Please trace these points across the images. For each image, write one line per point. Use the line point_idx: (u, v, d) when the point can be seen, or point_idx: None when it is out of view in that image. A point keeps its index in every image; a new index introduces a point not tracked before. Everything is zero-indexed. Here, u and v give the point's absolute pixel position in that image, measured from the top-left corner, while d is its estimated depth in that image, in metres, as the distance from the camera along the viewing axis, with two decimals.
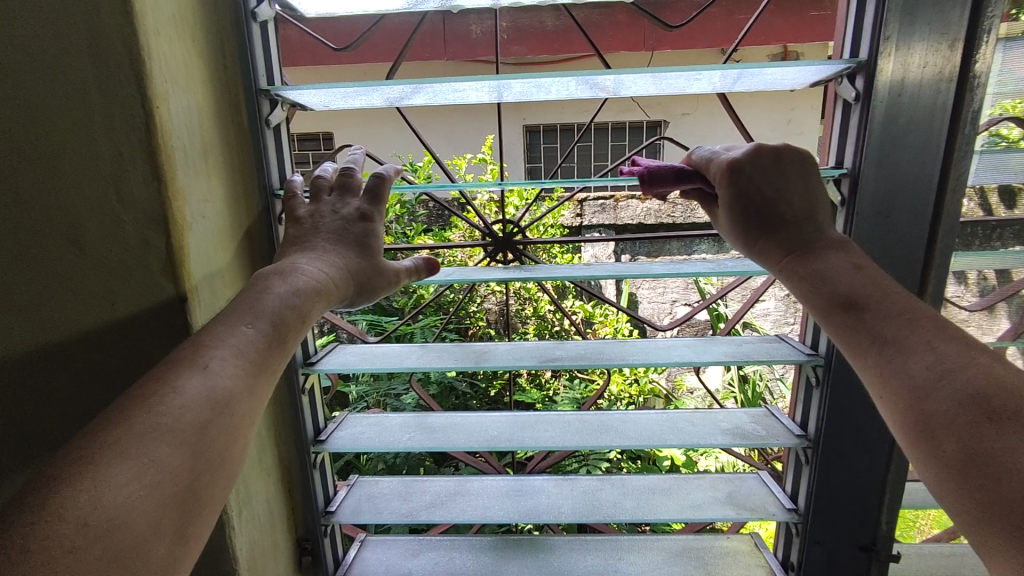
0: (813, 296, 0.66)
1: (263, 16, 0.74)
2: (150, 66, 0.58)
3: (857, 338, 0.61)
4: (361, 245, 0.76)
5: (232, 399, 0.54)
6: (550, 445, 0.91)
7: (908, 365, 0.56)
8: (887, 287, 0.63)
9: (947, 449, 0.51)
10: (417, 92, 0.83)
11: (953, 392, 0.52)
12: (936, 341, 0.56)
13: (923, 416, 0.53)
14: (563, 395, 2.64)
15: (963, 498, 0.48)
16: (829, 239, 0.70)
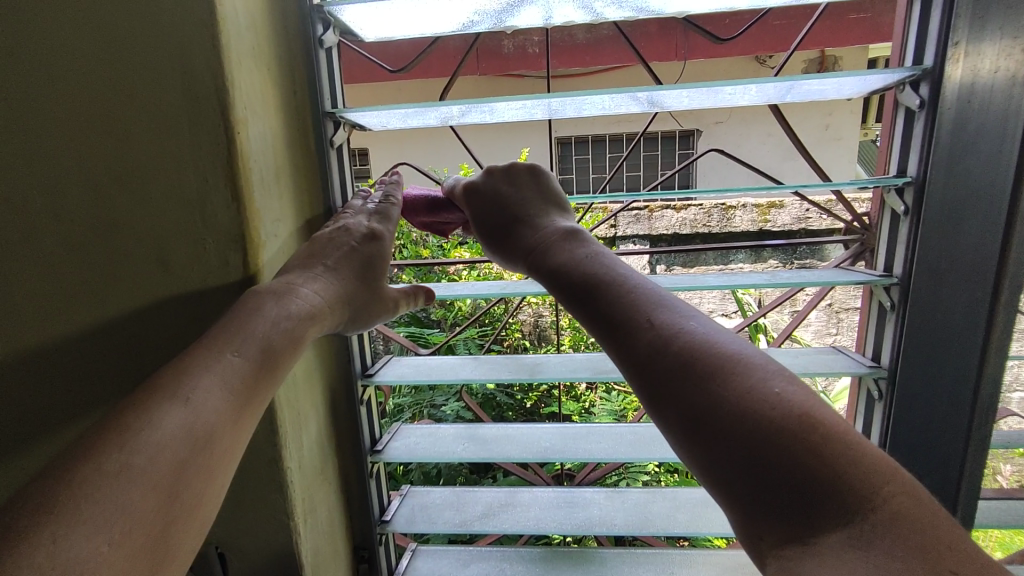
0: (556, 284, 0.68)
1: (327, 43, 0.77)
2: (233, 95, 0.61)
3: (598, 325, 0.60)
4: (364, 269, 0.78)
5: (224, 429, 0.55)
6: (604, 457, 0.91)
7: (635, 343, 0.55)
8: (609, 267, 0.66)
9: (672, 420, 0.51)
10: (473, 111, 0.85)
11: (669, 360, 0.53)
12: (653, 313, 0.57)
13: (650, 388, 0.53)
14: (601, 408, 2.64)
15: (695, 462, 0.49)
16: (555, 232, 0.76)
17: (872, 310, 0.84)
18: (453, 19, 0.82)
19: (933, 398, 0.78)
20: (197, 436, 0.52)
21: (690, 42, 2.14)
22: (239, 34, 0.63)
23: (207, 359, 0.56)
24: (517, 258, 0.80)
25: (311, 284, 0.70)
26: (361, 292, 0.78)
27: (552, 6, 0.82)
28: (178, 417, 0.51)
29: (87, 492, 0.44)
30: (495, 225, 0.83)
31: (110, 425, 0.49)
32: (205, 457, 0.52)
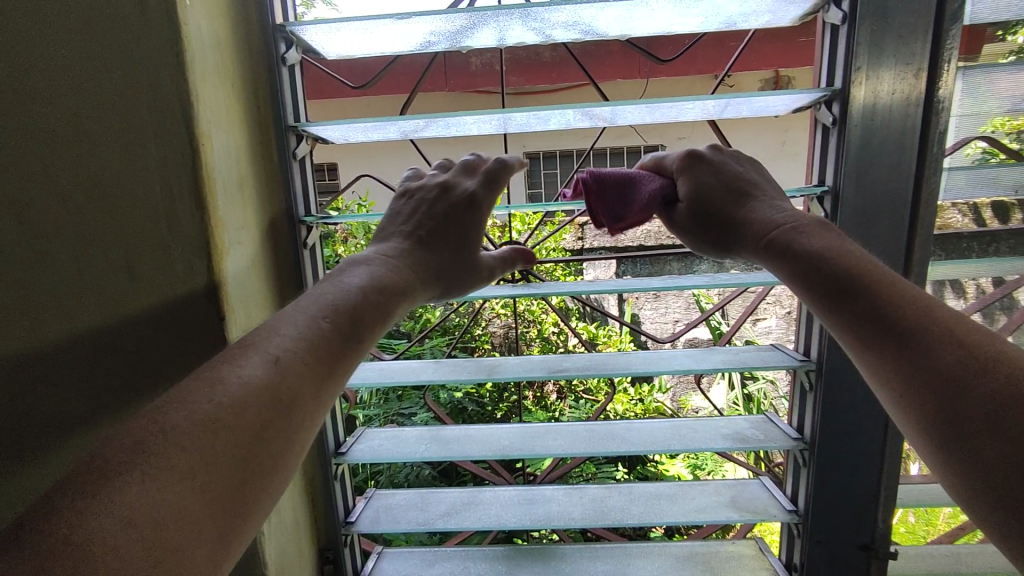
0: (795, 271, 0.67)
1: (291, 60, 0.81)
2: (198, 110, 0.66)
3: (869, 325, 0.58)
4: (448, 232, 0.83)
5: (307, 396, 0.56)
6: (559, 453, 0.95)
7: (932, 361, 0.52)
8: (884, 274, 0.62)
9: (985, 454, 0.47)
10: (430, 125, 0.90)
11: (988, 392, 0.48)
12: (960, 332, 0.53)
13: (952, 415, 0.50)
14: (569, 416, 2.69)
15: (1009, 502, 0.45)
16: (778, 220, 0.73)
17: (803, 310, 0.92)
18: (410, 39, 0.88)
19: (857, 385, 0.86)
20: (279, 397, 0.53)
21: (650, 62, 2.24)
22: (204, 50, 0.67)
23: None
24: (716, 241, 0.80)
25: (395, 251, 0.78)
26: (450, 258, 0.82)
27: (505, 27, 0.88)
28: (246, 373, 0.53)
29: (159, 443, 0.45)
30: (709, 204, 0.80)
31: None
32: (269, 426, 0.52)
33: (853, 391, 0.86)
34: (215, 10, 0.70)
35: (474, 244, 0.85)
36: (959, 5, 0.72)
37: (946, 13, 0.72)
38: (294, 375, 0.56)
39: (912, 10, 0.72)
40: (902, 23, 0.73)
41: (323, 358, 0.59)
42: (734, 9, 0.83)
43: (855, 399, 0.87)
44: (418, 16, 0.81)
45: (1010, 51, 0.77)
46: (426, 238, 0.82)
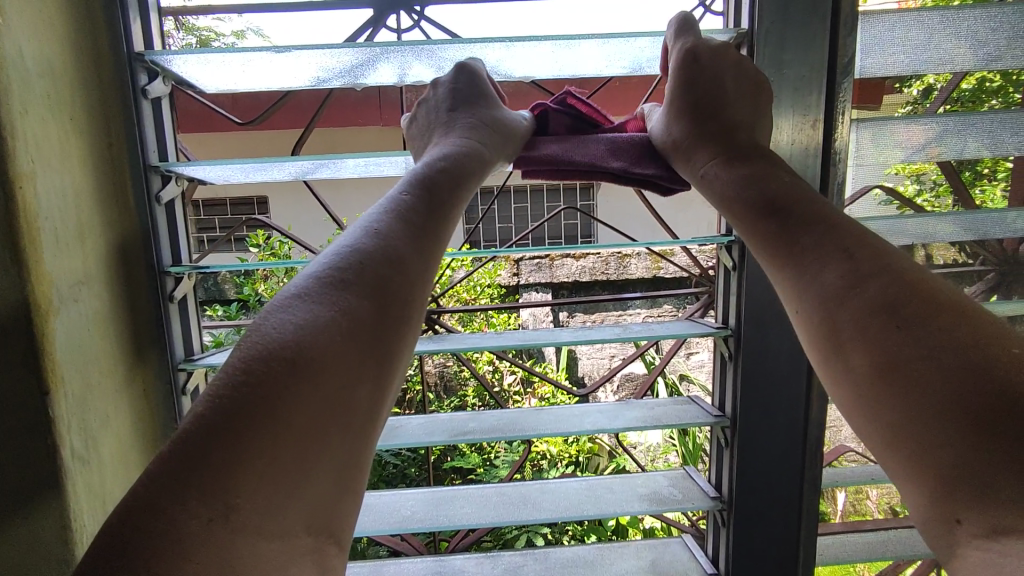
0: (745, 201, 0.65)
1: (155, 93, 0.72)
2: (15, 147, 0.55)
3: (775, 242, 0.60)
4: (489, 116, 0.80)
5: (410, 257, 0.55)
6: (466, 524, 0.87)
7: (823, 275, 0.55)
8: (785, 185, 0.64)
9: (860, 361, 0.51)
10: (321, 167, 0.82)
11: (870, 297, 0.52)
12: (856, 246, 0.55)
13: (836, 332, 0.53)
14: (503, 458, 2.63)
15: (889, 405, 0.48)
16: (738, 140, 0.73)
17: (716, 362, 0.89)
18: (298, 74, 0.80)
19: (776, 439, 0.83)
20: (391, 262, 0.53)
21: None
22: (24, 78, 0.57)
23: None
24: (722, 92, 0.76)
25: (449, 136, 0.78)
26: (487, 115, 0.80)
27: (404, 64, 0.82)
28: (362, 260, 0.52)
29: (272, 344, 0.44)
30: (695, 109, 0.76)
31: None
32: (405, 301, 0.53)
33: (769, 449, 0.83)
34: (45, 32, 0.60)
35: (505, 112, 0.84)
36: (847, 59, 0.73)
37: (838, 67, 0.72)
38: (388, 257, 0.53)
39: (808, 62, 0.72)
40: (797, 76, 0.73)
41: (411, 238, 0.57)
42: (648, 51, 0.82)
43: (772, 458, 0.83)
44: (300, 49, 0.74)
45: (907, 101, 0.81)
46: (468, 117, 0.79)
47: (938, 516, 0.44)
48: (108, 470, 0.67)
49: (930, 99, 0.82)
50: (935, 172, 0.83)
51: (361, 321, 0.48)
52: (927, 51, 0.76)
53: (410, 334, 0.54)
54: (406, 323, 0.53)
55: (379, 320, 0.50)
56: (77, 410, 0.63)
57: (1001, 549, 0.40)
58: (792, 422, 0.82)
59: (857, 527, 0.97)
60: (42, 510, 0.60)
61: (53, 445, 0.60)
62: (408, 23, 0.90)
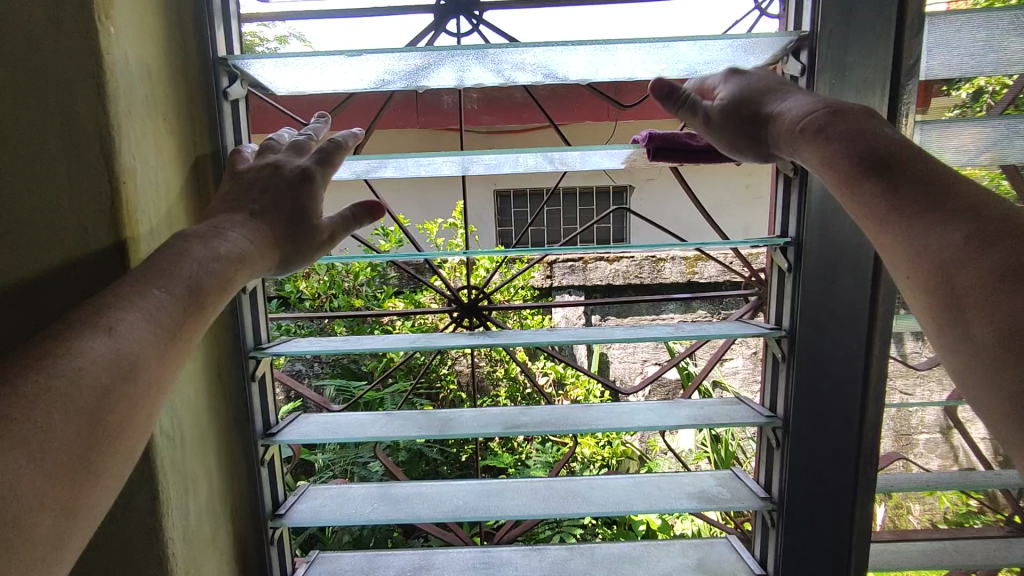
0: (841, 156, 0.61)
1: (234, 95, 0.76)
2: (121, 146, 0.60)
3: (879, 202, 0.57)
4: (299, 213, 0.70)
5: (151, 362, 0.50)
6: (516, 514, 0.89)
7: (945, 237, 0.52)
8: (904, 142, 0.60)
9: (981, 332, 0.48)
10: (384, 166, 0.85)
11: (998, 260, 0.48)
12: (982, 206, 0.52)
13: (956, 298, 0.50)
14: (536, 459, 2.65)
15: (1010, 377, 0.45)
16: (809, 102, 0.69)
17: (768, 362, 0.89)
18: (364, 77, 0.84)
19: (829, 441, 0.83)
20: (123, 367, 0.48)
21: None
22: (130, 83, 0.61)
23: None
24: (773, 83, 0.75)
25: (214, 225, 0.62)
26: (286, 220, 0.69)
27: (465, 67, 0.85)
28: (76, 369, 0.45)
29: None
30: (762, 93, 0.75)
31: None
32: (125, 418, 0.47)
33: (821, 451, 0.83)
34: (147, 40, 0.65)
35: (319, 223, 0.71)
36: (913, 60, 0.74)
37: (903, 68, 0.73)
38: (119, 353, 0.48)
39: (871, 65, 0.73)
40: (860, 79, 0.73)
41: (166, 324, 0.53)
42: (703, 57, 0.82)
43: (825, 460, 0.83)
44: (370, 53, 0.78)
45: (954, 105, 0.79)
46: (266, 208, 0.68)
47: None
48: (189, 447, 0.72)
49: (981, 102, 0.79)
50: (990, 177, 0.82)
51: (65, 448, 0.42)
52: (993, 52, 0.75)
53: (126, 449, 0.47)
54: (129, 428, 0.48)
55: (91, 440, 0.44)
56: None
57: None
58: (846, 426, 0.82)
59: (906, 535, 0.95)
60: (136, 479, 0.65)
61: None
62: (467, 27, 0.92)
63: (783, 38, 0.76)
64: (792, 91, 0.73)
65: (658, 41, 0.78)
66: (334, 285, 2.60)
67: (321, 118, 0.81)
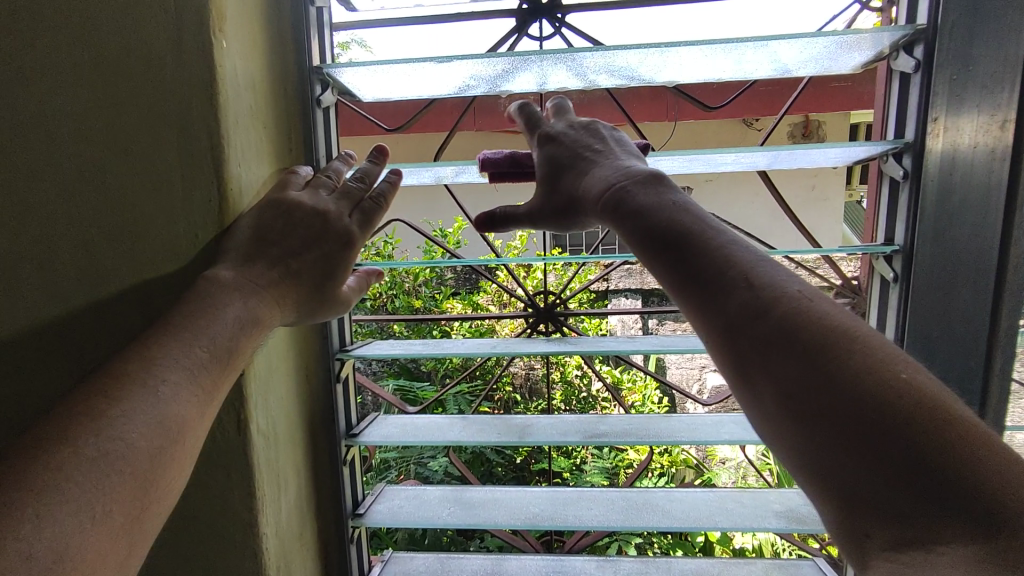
0: (631, 226, 0.57)
1: (326, 102, 0.78)
2: (229, 153, 0.62)
3: (675, 271, 0.53)
4: (328, 277, 0.68)
5: (202, 397, 0.53)
6: (594, 524, 0.87)
7: (727, 302, 0.49)
8: (672, 204, 0.57)
9: (766, 395, 0.45)
10: (464, 172, 0.84)
11: (771, 326, 0.46)
12: (753, 274, 0.49)
13: (743, 368, 0.47)
14: (592, 464, 2.61)
15: (794, 435, 0.43)
16: (614, 168, 0.65)
17: None
18: (448, 84, 0.84)
19: None
20: (172, 418, 0.50)
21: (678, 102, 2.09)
22: (237, 93, 0.64)
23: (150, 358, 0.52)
24: (586, 146, 0.72)
25: (241, 284, 0.61)
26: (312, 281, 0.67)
27: (546, 71, 0.84)
28: (128, 433, 0.46)
29: (19, 536, 0.37)
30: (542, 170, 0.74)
31: (74, 409, 0.45)
32: (170, 477, 0.48)
33: None
34: (252, 51, 0.67)
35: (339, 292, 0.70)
36: None
37: None
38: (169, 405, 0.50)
39: (1001, 57, 0.67)
40: (987, 72, 0.68)
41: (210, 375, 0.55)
42: (796, 57, 0.78)
43: None
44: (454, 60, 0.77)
45: None
46: (296, 272, 0.66)
47: (847, 533, 0.41)
48: (283, 444, 0.74)
49: None
50: None
51: (119, 506, 0.43)
52: None
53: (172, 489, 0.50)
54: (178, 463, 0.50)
55: (143, 502, 0.45)
56: (263, 389, 0.70)
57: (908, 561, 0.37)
58: None
59: None
60: (235, 474, 0.68)
61: (245, 420, 0.67)
62: (549, 30, 0.91)
63: (899, 33, 0.70)
64: (606, 154, 0.70)
65: (752, 42, 0.74)
66: (394, 284, 2.66)
67: (378, 154, 0.72)
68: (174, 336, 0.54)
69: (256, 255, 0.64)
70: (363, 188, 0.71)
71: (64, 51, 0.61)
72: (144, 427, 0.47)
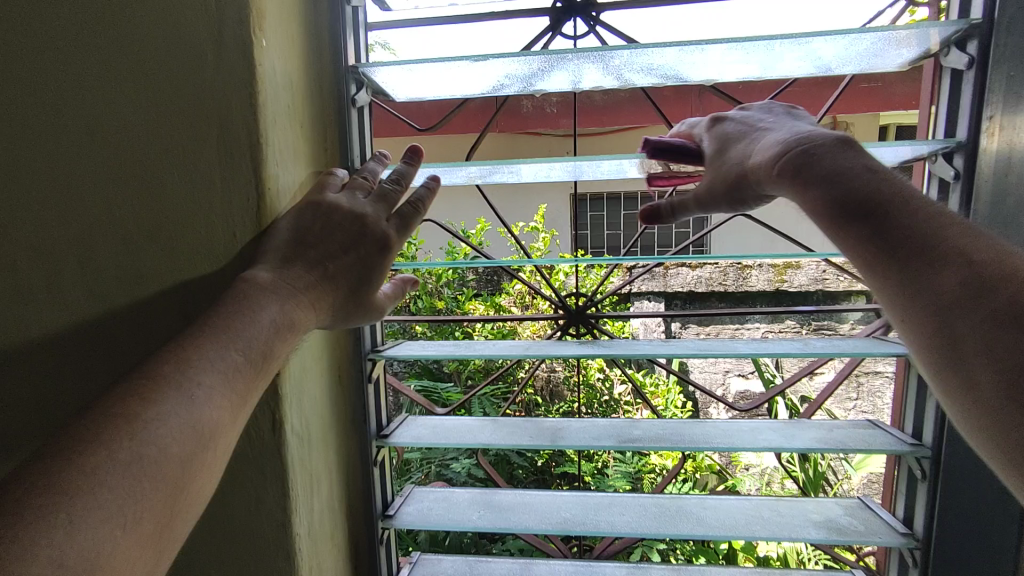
0: (817, 199, 0.57)
1: (361, 101, 0.78)
2: (267, 151, 0.62)
3: (878, 249, 0.53)
4: (362, 281, 0.67)
5: (238, 394, 0.52)
6: (627, 531, 0.85)
7: (941, 281, 0.50)
8: (882, 176, 0.56)
9: (984, 377, 0.47)
10: (494, 173, 0.82)
11: (1000, 307, 0.47)
12: (974, 253, 0.50)
13: (955, 346, 0.49)
14: (615, 469, 2.59)
15: (1009, 419, 0.45)
16: (780, 140, 0.63)
17: (913, 382, 0.83)
18: (481, 83, 0.84)
19: (980, 472, 0.75)
20: (202, 413, 0.49)
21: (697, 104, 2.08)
22: (276, 91, 0.64)
23: (191, 355, 0.52)
24: (756, 120, 0.71)
25: (278, 286, 0.60)
26: (348, 285, 0.66)
27: (579, 70, 0.83)
28: (161, 437, 0.45)
29: (50, 542, 0.36)
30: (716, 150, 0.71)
31: (117, 408, 0.46)
32: (198, 484, 0.48)
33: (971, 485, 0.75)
34: (290, 50, 0.67)
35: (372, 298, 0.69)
36: None
37: None
38: (204, 401, 0.49)
39: None
40: None
41: (245, 373, 0.54)
42: (835, 56, 0.76)
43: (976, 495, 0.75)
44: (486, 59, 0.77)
45: None
46: (332, 275, 0.65)
47: None
48: (315, 445, 0.74)
49: None
50: None
51: (152, 509, 0.43)
52: None
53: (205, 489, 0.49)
54: (213, 461, 0.49)
55: (171, 511, 0.44)
56: (296, 389, 0.70)
57: None
58: None
59: None
60: (268, 473, 0.68)
61: (278, 420, 0.67)
62: (583, 29, 0.90)
63: (952, 27, 0.68)
64: (777, 126, 0.68)
65: (791, 38, 0.72)
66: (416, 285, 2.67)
67: (412, 155, 0.71)
68: (212, 335, 0.53)
69: (295, 256, 0.63)
70: (398, 190, 0.70)
71: (106, 49, 0.61)
72: (181, 429, 0.47)
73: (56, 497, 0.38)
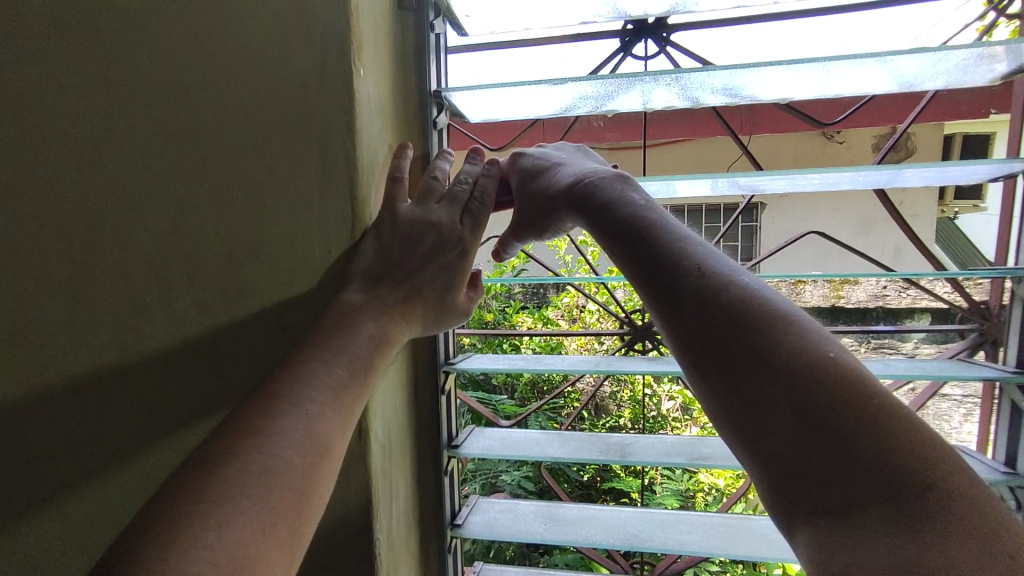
0: (597, 218, 0.64)
1: (441, 124, 0.81)
2: (362, 175, 0.66)
3: (637, 260, 0.58)
4: (444, 288, 0.71)
5: (343, 407, 0.56)
6: (695, 549, 0.85)
7: (678, 289, 0.54)
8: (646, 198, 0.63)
9: (713, 375, 0.50)
10: None
11: (720, 309, 0.51)
12: (703, 263, 0.55)
13: (693, 349, 0.52)
14: (664, 486, 2.55)
15: (734, 419, 0.48)
16: (571, 170, 0.71)
17: (1002, 407, 0.80)
18: (554, 104, 0.86)
19: None
20: (313, 426, 0.53)
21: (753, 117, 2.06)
22: (370, 118, 0.68)
23: (302, 370, 0.56)
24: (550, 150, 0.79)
25: (370, 305, 0.65)
26: (431, 294, 0.70)
27: (649, 91, 0.84)
28: (283, 449, 0.49)
29: (203, 545, 0.41)
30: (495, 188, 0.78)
31: (243, 423, 0.50)
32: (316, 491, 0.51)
33: None
34: (381, 78, 0.71)
35: (455, 300, 0.73)
36: None
37: None
38: (317, 415, 0.53)
39: None
40: None
41: (349, 387, 0.57)
42: (915, 70, 0.74)
43: None
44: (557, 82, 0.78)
45: None
46: (419, 287, 0.69)
47: (781, 509, 0.45)
48: (394, 455, 0.77)
49: None
50: None
51: (279, 515, 0.47)
52: None
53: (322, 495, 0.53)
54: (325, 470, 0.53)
55: (296, 515, 0.48)
56: (380, 401, 0.73)
57: (846, 538, 0.41)
58: None
59: None
60: (354, 480, 0.71)
61: (365, 430, 0.70)
62: (655, 50, 0.91)
63: None
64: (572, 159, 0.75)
65: (869, 56, 0.71)
66: None
67: (474, 155, 0.76)
68: (318, 352, 0.57)
69: (385, 274, 0.67)
70: (466, 190, 0.73)
71: (219, 82, 0.66)
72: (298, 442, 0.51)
73: (202, 506, 0.43)
